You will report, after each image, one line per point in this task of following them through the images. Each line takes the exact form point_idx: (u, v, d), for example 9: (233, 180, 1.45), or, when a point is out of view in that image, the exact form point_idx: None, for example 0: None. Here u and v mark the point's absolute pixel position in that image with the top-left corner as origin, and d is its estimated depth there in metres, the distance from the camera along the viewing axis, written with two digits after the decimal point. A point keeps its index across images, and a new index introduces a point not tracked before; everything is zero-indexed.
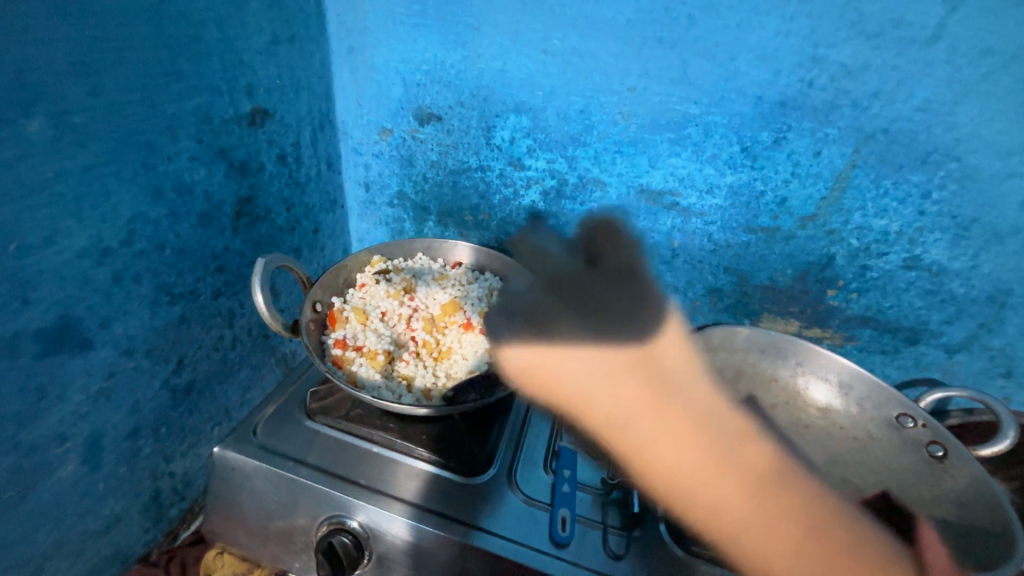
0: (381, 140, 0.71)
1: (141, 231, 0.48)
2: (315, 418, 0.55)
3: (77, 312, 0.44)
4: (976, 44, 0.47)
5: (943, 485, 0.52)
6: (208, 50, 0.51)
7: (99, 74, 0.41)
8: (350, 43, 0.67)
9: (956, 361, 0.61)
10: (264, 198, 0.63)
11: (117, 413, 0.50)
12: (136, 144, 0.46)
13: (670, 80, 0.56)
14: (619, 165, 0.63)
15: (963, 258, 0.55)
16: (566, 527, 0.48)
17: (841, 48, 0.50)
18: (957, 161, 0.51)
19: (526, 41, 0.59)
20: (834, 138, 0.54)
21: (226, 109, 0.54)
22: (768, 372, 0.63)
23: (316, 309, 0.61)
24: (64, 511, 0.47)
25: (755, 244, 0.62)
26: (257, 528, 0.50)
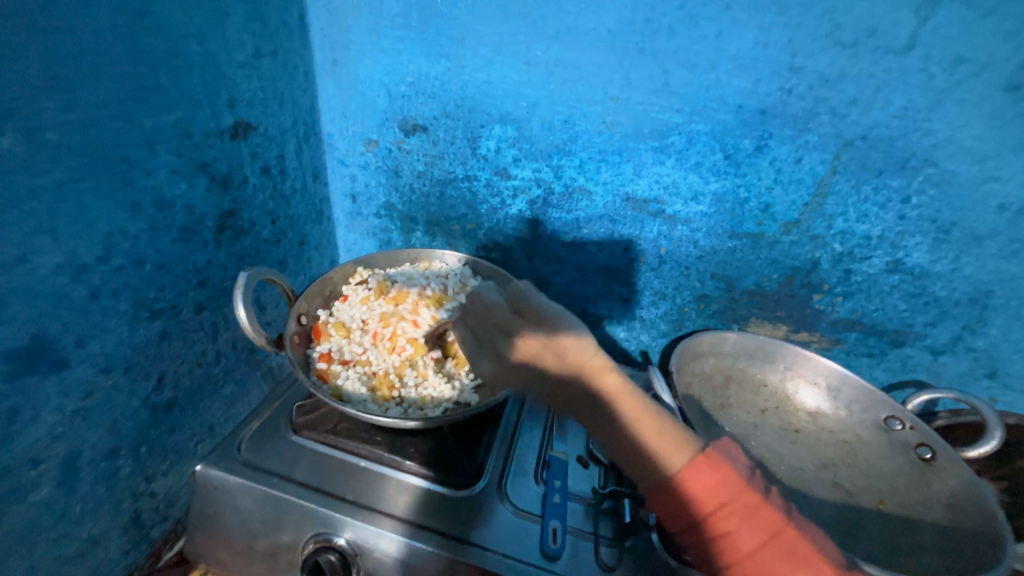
0: (367, 151, 0.85)
1: (117, 248, 0.54)
2: (301, 433, 0.71)
3: (51, 331, 0.50)
4: (949, 54, 0.59)
5: (935, 487, 0.67)
6: (188, 64, 0.59)
7: (73, 89, 0.47)
8: (333, 56, 0.78)
9: (942, 362, 0.78)
10: (247, 212, 0.73)
11: (94, 433, 0.57)
12: (114, 159, 0.52)
13: (652, 89, 0.69)
14: (603, 173, 0.76)
15: (943, 261, 0.70)
16: (556, 540, 0.62)
17: (817, 57, 0.62)
18: (935, 166, 0.65)
19: (508, 53, 0.71)
20: (814, 145, 0.67)
21: (207, 122, 0.63)
22: (759, 376, 0.82)
23: (300, 321, 0.74)
24: (39, 534, 0.54)
25: (740, 249, 0.78)
26: (242, 548, 0.64)
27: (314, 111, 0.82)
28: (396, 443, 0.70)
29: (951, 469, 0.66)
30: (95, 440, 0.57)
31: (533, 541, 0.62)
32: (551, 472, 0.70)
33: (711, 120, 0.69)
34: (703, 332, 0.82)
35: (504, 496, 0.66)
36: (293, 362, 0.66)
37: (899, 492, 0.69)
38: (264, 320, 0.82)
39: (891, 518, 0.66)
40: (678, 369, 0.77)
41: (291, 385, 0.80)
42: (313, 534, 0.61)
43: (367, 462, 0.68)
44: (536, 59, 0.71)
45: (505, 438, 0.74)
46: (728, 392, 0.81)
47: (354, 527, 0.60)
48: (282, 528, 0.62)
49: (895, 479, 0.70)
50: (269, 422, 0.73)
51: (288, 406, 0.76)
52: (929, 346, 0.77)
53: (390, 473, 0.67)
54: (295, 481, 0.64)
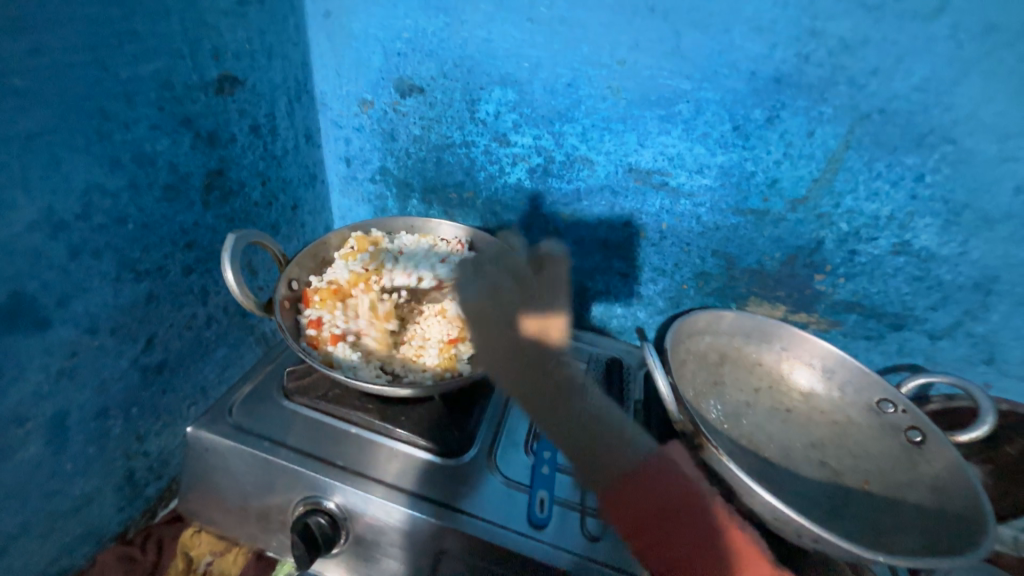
0: (362, 112, 0.81)
1: (97, 205, 0.52)
2: (291, 398, 0.71)
3: (30, 289, 0.49)
4: (980, 21, 0.55)
5: (921, 469, 0.67)
6: (167, 9, 0.55)
7: (39, 31, 0.44)
8: (326, 7, 0.74)
9: (941, 346, 0.77)
10: (235, 172, 0.70)
11: (82, 393, 0.57)
12: (89, 110, 0.49)
13: (661, 52, 0.65)
14: (606, 142, 0.73)
15: (951, 244, 0.68)
16: (543, 509, 0.63)
17: (839, 21, 0.59)
18: (953, 143, 0.62)
19: (510, 9, 0.67)
20: (828, 118, 0.64)
21: (190, 74, 0.59)
22: (755, 356, 0.81)
23: (290, 287, 0.73)
24: (30, 489, 0.55)
25: (743, 226, 0.75)
26: (235, 508, 0.65)
27: (306, 68, 0.78)
28: (388, 411, 0.70)
29: (939, 453, 0.66)
30: (84, 400, 0.57)
31: (520, 510, 0.63)
32: (542, 444, 0.70)
33: (721, 88, 0.66)
34: (701, 309, 0.81)
35: (493, 466, 0.67)
36: (284, 328, 0.65)
37: (884, 473, 0.69)
38: (255, 285, 0.81)
39: (874, 498, 0.67)
40: (672, 346, 0.76)
41: (283, 351, 0.79)
42: (303, 497, 0.62)
43: (358, 429, 0.68)
44: (539, 16, 0.67)
45: (497, 409, 0.74)
46: (722, 370, 0.81)
47: (343, 491, 0.61)
48: (273, 490, 0.63)
49: (882, 461, 0.70)
50: (261, 387, 0.73)
51: (280, 372, 0.76)
52: (928, 331, 0.76)
53: (381, 440, 0.67)
54: (287, 445, 0.65)
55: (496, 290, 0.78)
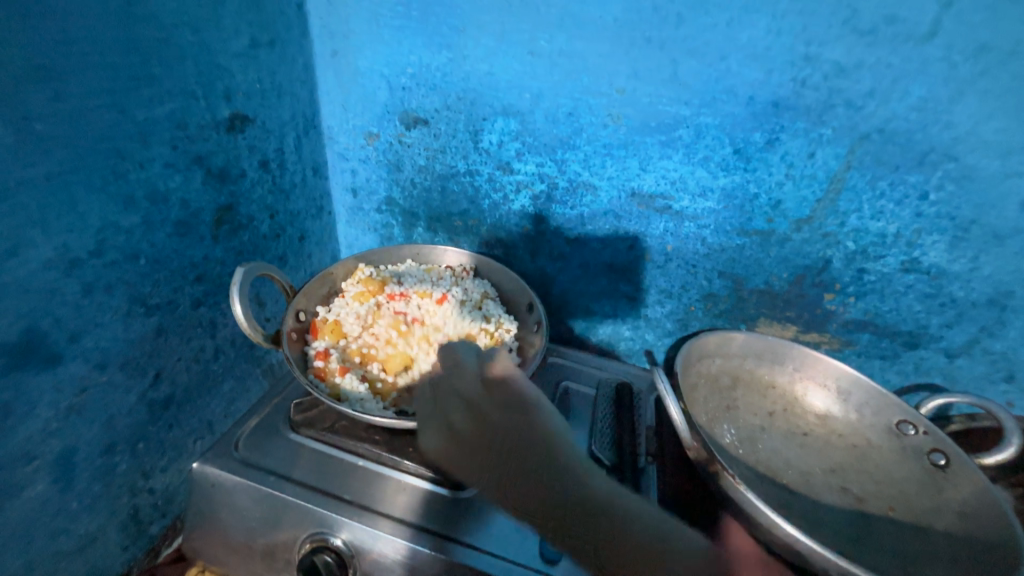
0: (368, 145, 0.83)
1: (110, 242, 0.53)
2: (298, 431, 0.70)
3: (42, 326, 0.49)
4: (973, 42, 0.56)
5: (947, 494, 0.65)
6: (182, 53, 0.57)
7: (61, 79, 0.46)
8: (333, 46, 0.77)
9: (958, 364, 0.76)
10: (244, 206, 0.71)
11: (90, 429, 0.57)
12: (106, 151, 0.51)
13: (660, 80, 0.66)
14: (608, 168, 0.74)
15: (962, 261, 0.68)
16: (556, 543, 0.60)
17: (833, 46, 0.60)
18: (956, 160, 0.62)
19: (511, 43, 0.69)
20: (828, 139, 0.65)
21: (203, 114, 0.61)
22: (767, 377, 0.79)
23: (297, 317, 0.73)
24: (34, 530, 0.54)
25: (748, 246, 0.75)
26: (240, 546, 0.63)
27: (314, 104, 0.81)
28: (396, 442, 0.69)
29: (966, 477, 0.64)
30: (91, 436, 0.57)
31: (531, 544, 0.60)
32: None
33: (720, 113, 0.67)
34: (710, 331, 0.80)
35: None
36: (291, 360, 0.65)
37: (909, 498, 0.67)
38: (263, 316, 0.81)
39: (901, 526, 0.64)
40: (682, 369, 0.75)
41: (289, 382, 0.79)
42: (309, 533, 0.61)
43: (365, 461, 0.67)
44: (540, 49, 0.69)
45: None
46: (735, 393, 0.79)
47: (350, 527, 0.60)
48: (279, 527, 0.62)
49: (907, 486, 0.68)
50: (267, 419, 0.72)
51: (287, 404, 0.75)
52: (945, 349, 0.75)
53: (389, 472, 0.66)
54: (294, 479, 0.64)
55: (441, 369, 0.67)
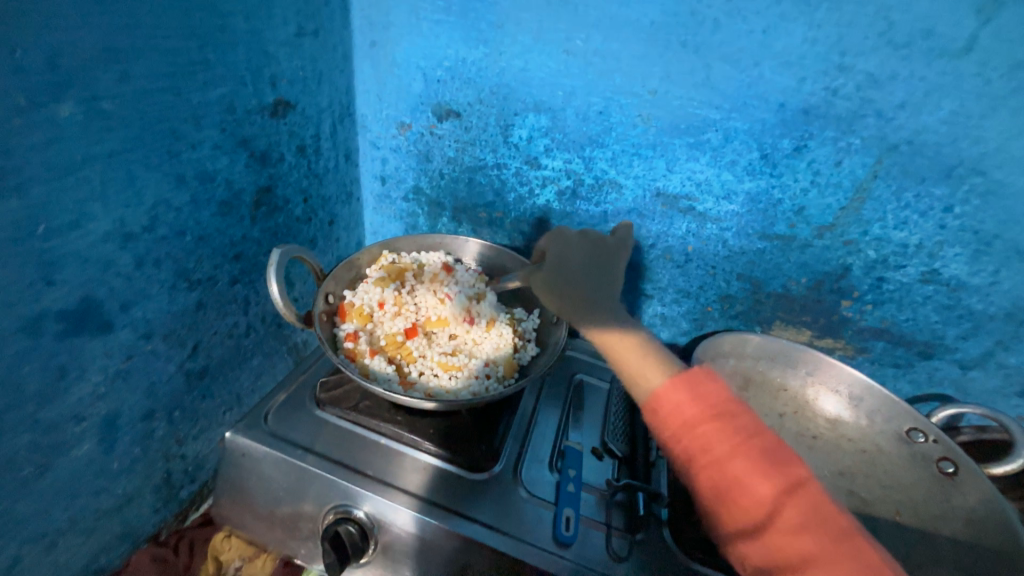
0: (400, 135, 0.85)
1: (161, 218, 0.56)
2: (323, 408, 0.72)
3: (98, 295, 0.52)
4: (1009, 59, 0.57)
5: (954, 501, 0.66)
6: (234, 40, 0.59)
7: (128, 61, 0.48)
8: (372, 37, 0.79)
9: (971, 377, 0.77)
10: (281, 189, 0.74)
11: (133, 395, 0.60)
12: (163, 132, 0.53)
13: (692, 83, 0.68)
14: (635, 167, 0.76)
15: (982, 274, 0.68)
16: (569, 527, 0.63)
17: (868, 57, 0.61)
18: (982, 175, 0.63)
19: (548, 40, 0.71)
20: (856, 148, 0.66)
21: (249, 99, 0.64)
22: (778, 381, 0.81)
23: (327, 300, 0.75)
24: (80, 486, 0.57)
25: (770, 250, 0.77)
26: (265, 514, 0.66)
27: (350, 93, 0.83)
28: (416, 423, 0.71)
29: (974, 486, 0.64)
30: (134, 401, 0.60)
31: (546, 527, 0.63)
32: (567, 462, 0.70)
33: (750, 118, 0.68)
34: (726, 332, 0.82)
35: (518, 482, 0.68)
36: (322, 338, 0.68)
37: (916, 504, 0.68)
38: (292, 296, 0.84)
39: (905, 530, 0.66)
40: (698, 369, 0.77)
41: (314, 362, 0.82)
42: (333, 505, 0.64)
43: (387, 440, 0.69)
44: (575, 48, 0.70)
45: (522, 425, 0.75)
46: (747, 394, 0.81)
47: (372, 500, 0.62)
48: (304, 497, 0.65)
49: (914, 492, 0.69)
50: (295, 395, 0.75)
51: (312, 382, 0.78)
52: (959, 360, 0.76)
53: (409, 451, 0.68)
54: (318, 453, 0.66)
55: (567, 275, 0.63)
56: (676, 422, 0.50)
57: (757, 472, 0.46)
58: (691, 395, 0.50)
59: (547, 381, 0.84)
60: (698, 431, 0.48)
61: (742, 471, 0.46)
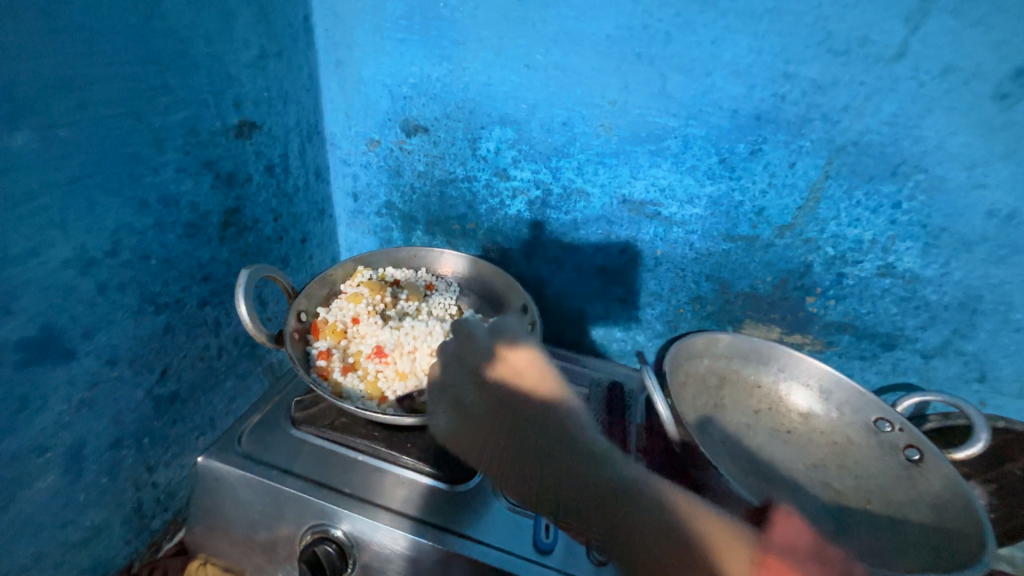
0: (370, 151, 0.86)
1: (124, 242, 0.56)
2: (299, 427, 0.72)
3: (59, 323, 0.51)
4: (940, 63, 0.60)
5: (921, 487, 0.68)
6: (196, 64, 0.60)
7: (84, 88, 0.48)
8: (337, 56, 0.80)
9: (933, 364, 0.79)
10: (250, 209, 0.74)
11: (99, 423, 0.59)
12: (124, 156, 0.53)
13: (649, 93, 0.70)
14: (601, 175, 0.78)
15: (934, 266, 0.71)
16: (549, 534, 0.63)
17: (811, 64, 0.64)
18: (925, 172, 0.66)
19: (509, 56, 0.73)
20: (807, 150, 0.69)
21: (213, 121, 0.64)
22: (752, 378, 0.82)
23: (299, 318, 0.75)
24: (44, 520, 0.56)
25: (734, 251, 0.79)
26: (242, 539, 0.65)
27: (318, 111, 0.84)
28: (393, 438, 0.71)
29: (938, 471, 0.67)
30: (100, 430, 0.59)
31: (527, 536, 0.63)
32: None
33: (707, 124, 0.70)
34: (697, 332, 0.83)
35: (499, 492, 0.68)
36: (294, 357, 0.67)
37: (885, 492, 0.70)
38: (265, 315, 0.84)
39: (877, 518, 0.67)
40: (672, 368, 0.78)
41: (290, 381, 0.81)
42: (311, 525, 0.63)
43: (365, 456, 0.69)
44: (536, 63, 0.72)
45: None
46: (722, 392, 0.82)
47: (351, 518, 0.62)
48: (281, 519, 0.64)
49: (883, 480, 0.71)
50: (270, 415, 0.74)
51: (287, 402, 0.77)
52: (920, 349, 0.79)
53: (387, 467, 0.68)
54: (295, 473, 0.66)
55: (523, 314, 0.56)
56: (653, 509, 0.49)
57: None
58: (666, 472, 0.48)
59: None
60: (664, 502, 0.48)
61: None
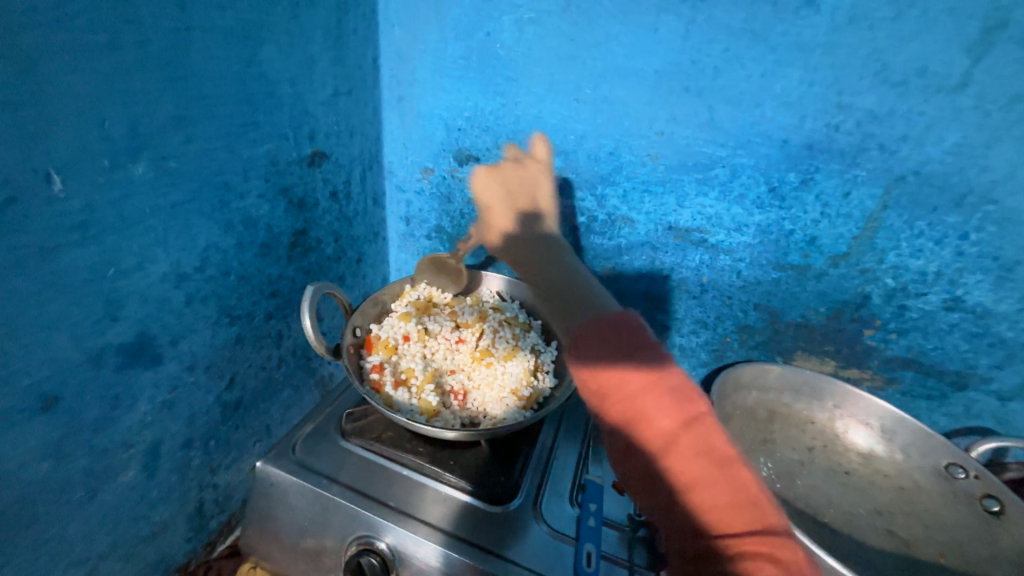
0: (424, 178, 0.91)
1: (210, 259, 0.62)
2: (348, 438, 0.75)
3: (152, 330, 0.57)
4: (1006, 92, 0.59)
5: (1003, 542, 0.62)
6: (280, 102, 0.67)
7: (191, 125, 0.55)
8: (399, 93, 0.87)
9: (1012, 408, 0.73)
10: (315, 230, 0.80)
11: (175, 424, 0.64)
12: (216, 184, 0.60)
13: (697, 123, 0.72)
14: (646, 202, 0.79)
15: (1008, 301, 0.67)
16: (591, 562, 0.62)
17: (866, 95, 0.63)
18: (995, 203, 0.63)
19: (559, 90, 0.76)
20: (863, 180, 0.68)
21: (290, 152, 0.71)
22: (805, 413, 0.79)
23: (354, 334, 0.79)
24: (123, 512, 0.61)
25: (785, 280, 0.77)
26: (291, 545, 0.68)
27: (378, 142, 0.90)
28: (437, 454, 0.73)
29: (1022, 526, 0.61)
30: (176, 430, 0.64)
31: (568, 563, 0.62)
32: (588, 496, 0.70)
33: (756, 154, 0.71)
34: (745, 362, 0.81)
35: (539, 515, 0.67)
36: (349, 370, 0.71)
37: (963, 546, 0.64)
38: (320, 330, 0.89)
39: (954, 573, 0.61)
40: (719, 398, 0.76)
41: (341, 394, 0.85)
42: (357, 536, 0.65)
43: (410, 471, 0.71)
44: (585, 97, 0.76)
45: (542, 456, 0.76)
46: (773, 426, 0.79)
47: (395, 531, 0.63)
48: (329, 528, 0.66)
49: (959, 531, 0.65)
50: (321, 426, 0.78)
51: (338, 414, 0.81)
52: (995, 391, 0.73)
53: (430, 483, 0.69)
54: (344, 483, 0.68)
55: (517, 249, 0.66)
56: (613, 393, 0.46)
57: (697, 449, 0.42)
58: (601, 345, 0.49)
59: (566, 413, 0.85)
60: (632, 397, 0.45)
61: (648, 404, 0.44)
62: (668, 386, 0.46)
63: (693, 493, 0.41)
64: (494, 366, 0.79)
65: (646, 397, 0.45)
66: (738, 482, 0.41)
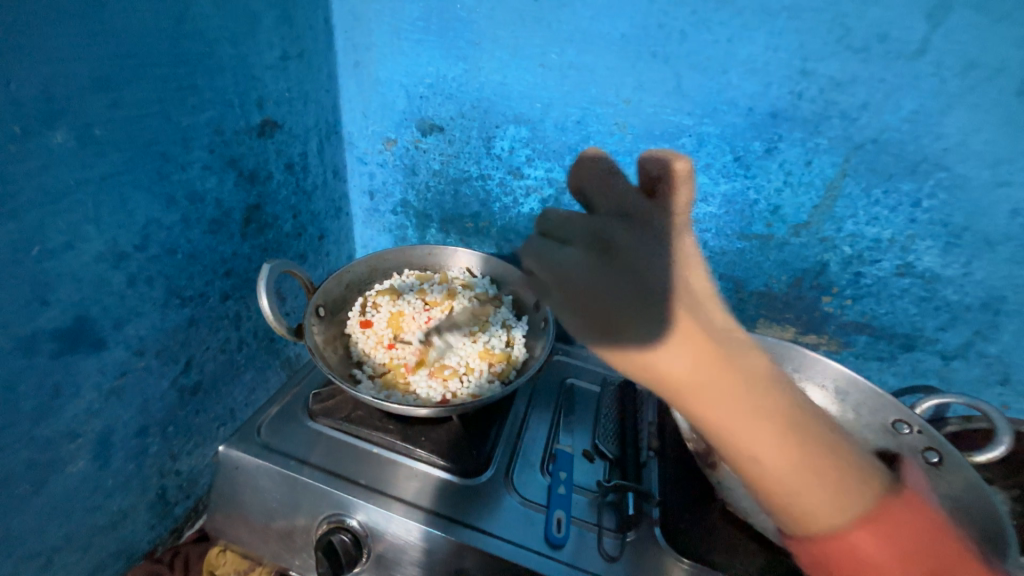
0: (386, 150, 0.88)
1: (153, 237, 0.58)
2: (316, 419, 0.73)
3: (92, 314, 0.53)
4: (961, 59, 0.60)
5: (941, 490, 0.66)
6: (221, 65, 0.62)
7: (118, 89, 0.50)
8: (356, 58, 0.81)
9: (953, 367, 0.78)
10: (270, 206, 0.76)
11: (127, 411, 0.61)
12: (153, 154, 0.56)
13: (664, 91, 0.70)
14: (614, 173, 0.78)
15: (955, 266, 0.70)
16: (561, 528, 0.63)
17: (829, 61, 0.63)
18: (946, 170, 0.65)
19: (524, 55, 0.73)
20: (824, 148, 0.68)
21: (237, 120, 0.66)
22: (766, 378, 0.82)
23: (317, 313, 0.76)
24: (76, 503, 0.58)
25: (749, 250, 0.78)
26: (260, 528, 0.67)
27: (336, 111, 0.85)
28: (408, 431, 0.72)
29: (958, 474, 0.65)
30: (128, 417, 0.61)
31: (538, 530, 0.64)
32: (559, 465, 0.71)
33: (722, 122, 0.70)
34: None
35: (511, 486, 0.68)
36: (313, 349, 0.69)
37: None
38: (283, 310, 0.86)
39: None
40: None
41: (307, 374, 0.83)
42: (327, 515, 0.64)
43: (381, 449, 0.70)
44: (551, 62, 0.73)
45: (514, 429, 0.76)
46: None
47: (365, 508, 0.63)
48: (299, 508, 0.65)
49: None
50: (288, 407, 0.76)
51: (305, 395, 0.79)
52: (940, 351, 0.77)
53: (401, 460, 0.69)
54: (312, 463, 0.67)
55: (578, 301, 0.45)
56: (716, 434, 0.40)
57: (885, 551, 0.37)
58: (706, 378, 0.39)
59: (539, 386, 0.86)
60: (727, 423, 0.39)
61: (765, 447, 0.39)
62: (852, 487, 0.38)
63: (830, 565, 0.39)
64: (462, 344, 0.79)
65: (747, 427, 0.39)
66: (927, 527, 0.38)
